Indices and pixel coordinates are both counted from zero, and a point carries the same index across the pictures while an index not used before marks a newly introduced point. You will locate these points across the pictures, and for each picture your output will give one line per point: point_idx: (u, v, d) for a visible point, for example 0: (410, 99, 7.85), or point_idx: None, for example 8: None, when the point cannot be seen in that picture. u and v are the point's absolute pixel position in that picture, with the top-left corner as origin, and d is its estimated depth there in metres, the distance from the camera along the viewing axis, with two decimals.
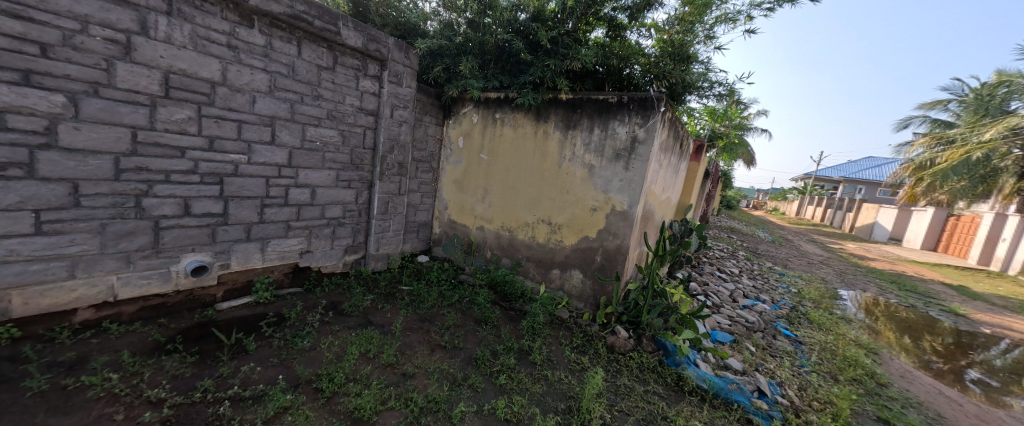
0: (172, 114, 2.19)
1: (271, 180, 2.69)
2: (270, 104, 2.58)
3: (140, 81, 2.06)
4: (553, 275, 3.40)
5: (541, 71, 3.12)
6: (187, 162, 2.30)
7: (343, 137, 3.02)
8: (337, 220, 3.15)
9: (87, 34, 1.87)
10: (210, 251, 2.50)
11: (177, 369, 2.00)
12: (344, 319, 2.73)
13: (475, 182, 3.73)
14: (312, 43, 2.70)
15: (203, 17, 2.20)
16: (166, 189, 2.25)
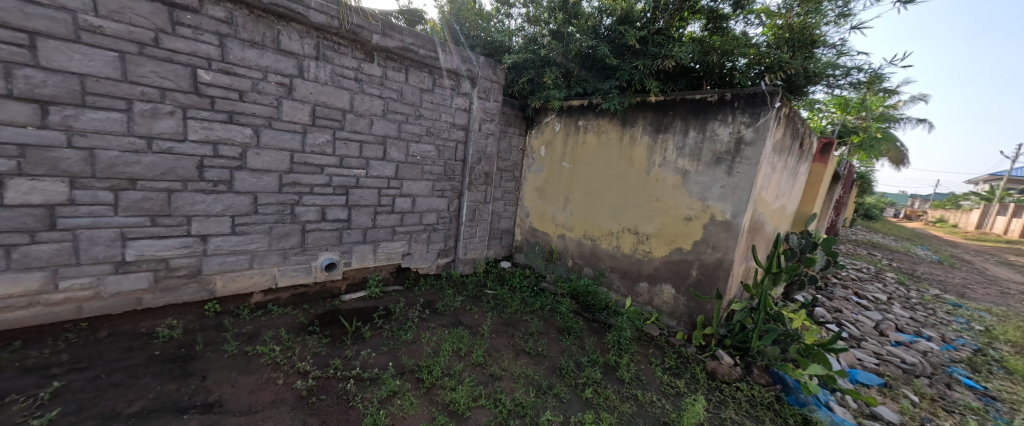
0: (317, 138, 2.70)
1: (382, 191, 3.10)
2: (383, 125, 2.99)
3: (298, 114, 2.59)
4: (641, 288, 3.19)
5: (629, 74, 3.01)
6: (325, 176, 2.80)
7: (439, 151, 3.34)
8: (432, 226, 3.48)
9: (267, 81, 2.44)
10: (338, 250, 2.99)
11: (317, 348, 2.42)
12: (438, 317, 2.98)
13: (555, 190, 3.76)
14: (417, 69, 3.06)
15: (339, 58, 2.69)
16: (311, 199, 2.78)
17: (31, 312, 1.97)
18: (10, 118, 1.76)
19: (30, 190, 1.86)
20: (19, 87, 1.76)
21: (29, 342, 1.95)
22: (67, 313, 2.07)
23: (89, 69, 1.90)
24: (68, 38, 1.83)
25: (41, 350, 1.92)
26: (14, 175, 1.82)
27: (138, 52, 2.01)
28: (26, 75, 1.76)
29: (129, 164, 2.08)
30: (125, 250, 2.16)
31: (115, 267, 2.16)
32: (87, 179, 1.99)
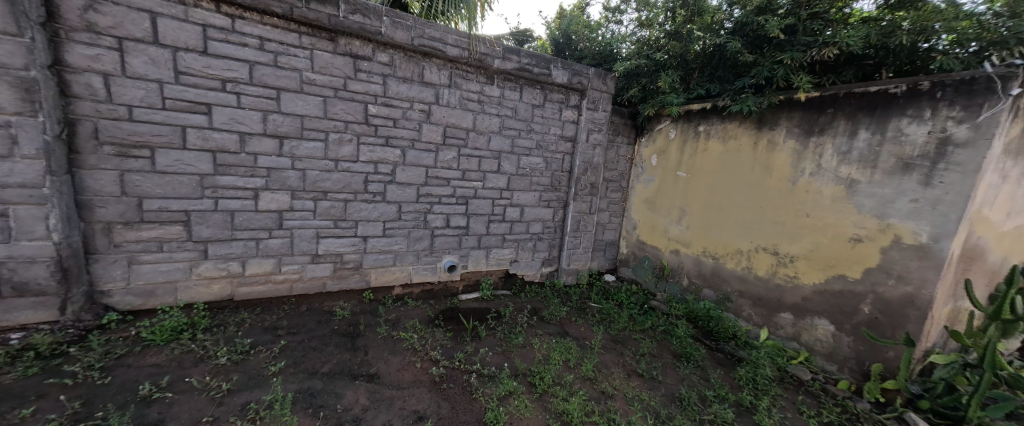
0: (446, 155, 3.09)
1: (495, 201, 3.35)
2: (499, 141, 3.24)
3: (433, 135, 3.02)
4: (783, 319, 2.71)
5: (769, 71, 2.61)
6: (450, 188, 3.16)
7: (547, 163, 3.46)
8: (538, 235, 3.61)
9: (413, 109, 2.91)
10: (458, 253, 3.31)
11: (444, 341, 2.74)
12: (545, 325, 3.06)
13: (668, 201, 3.52)
14: (531, 87, 3.25)
15: (467, 83, 3.03)
16: (440, 208, 3.16)
17: (266, 287, 2.70)
18: (263, 150, 2.49)
19: (271, 200, 2.58)
20: (269, 128, 2.49)
21: (263, 309, 2.71)
22: (283, 291, 2.77)
23: (307, 111, 2.58)
24: (296, 90, 2.51)
25: (271, 316, 2.64)
26: (263, 189, 2.54)
27: (334, 95, 2.64)
28: (274, 119, 2.49)
29: (324, 180, 2.72)
30: (318, 245, 2.79)
31: (312, 258, 2.80)
32: (300, 192, 2.66)
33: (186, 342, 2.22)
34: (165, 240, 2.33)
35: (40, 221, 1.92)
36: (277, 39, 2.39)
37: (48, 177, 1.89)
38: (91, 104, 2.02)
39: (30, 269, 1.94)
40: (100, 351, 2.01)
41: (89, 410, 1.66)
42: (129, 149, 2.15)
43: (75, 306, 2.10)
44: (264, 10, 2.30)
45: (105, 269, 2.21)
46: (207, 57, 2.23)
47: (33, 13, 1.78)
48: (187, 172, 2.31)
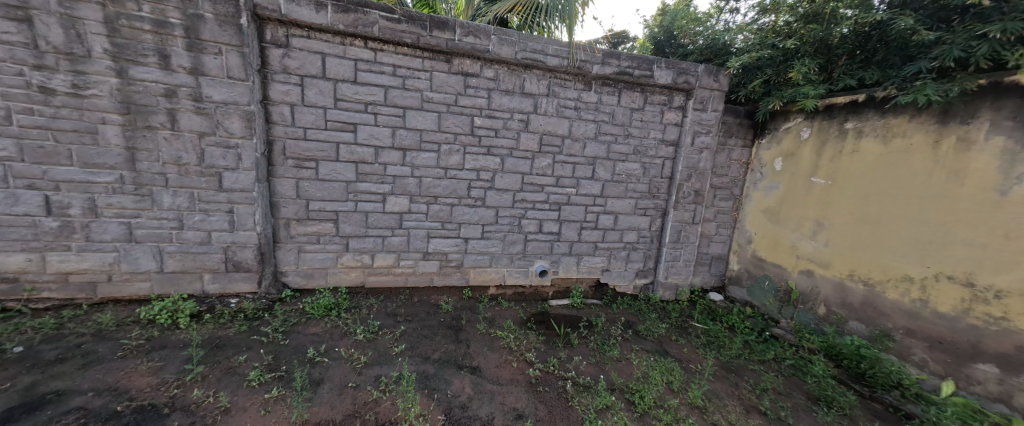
0: (541, 162, 3.16)
1: (588, 208, 3.30)
2: (594, 147, 3.19)
3: (530, 143, 3.11)
4: (983, 372, 2.03)
5: (961, 49, 2.02)
6: (544, 194, 3.22)
7: (644, 169, 3.28)
8: (632, 244, 3.45)
9: (512, 119, 3.05)
10: (549, 258, 3.36)
11: (537, 344, 2.79)
12: (641, 341, 2.88)
13: (795, 210, 3.04)
14: (630, 90, 3.13)
15: (564, 91, 3.06)
16: (533, 214, 3.25)
17: (389, 278, 3.04)
18: (391, 161, 2.88)
19: (395, 203, 2.94)
20: (396, 142, 2.87)
21: (386, 298, 3.05)
22: (401, 282, 3.09)
23: (424, 126, 2.91)
24: (417, 107, 2.86)
25: (392, 304, 2.99)
26: (390, 194, 2.92)
27: (446, 110, 2.93)
28: (400, 134, 2.87)
29: (436, 186, 3.02)
30: (429, 244, 3.08)
31: (424, 255, 3.10)
32: (417, 196, 2.99)
33: (334, 319, 2.68)
34: (321, 234, 2.78)
35: (250, 217, 2.52)
36: (406, 65, 2.77)
37: (257, 184, 2.49)
38: (282, 127, 2.56)
39: (242, 252, 2.57)
40: (280, 320, 2.55)
41: (277, 365, 2.19)
42: (303, 161, 2.64)
43: (267, 281, 2.69)
44: (398, 42, 2.68)
45: (283, 255, 2.73)
46: (356, 85, 2.69)
47: (254, 62, 2.37)
48: (337, 179, 2.74)
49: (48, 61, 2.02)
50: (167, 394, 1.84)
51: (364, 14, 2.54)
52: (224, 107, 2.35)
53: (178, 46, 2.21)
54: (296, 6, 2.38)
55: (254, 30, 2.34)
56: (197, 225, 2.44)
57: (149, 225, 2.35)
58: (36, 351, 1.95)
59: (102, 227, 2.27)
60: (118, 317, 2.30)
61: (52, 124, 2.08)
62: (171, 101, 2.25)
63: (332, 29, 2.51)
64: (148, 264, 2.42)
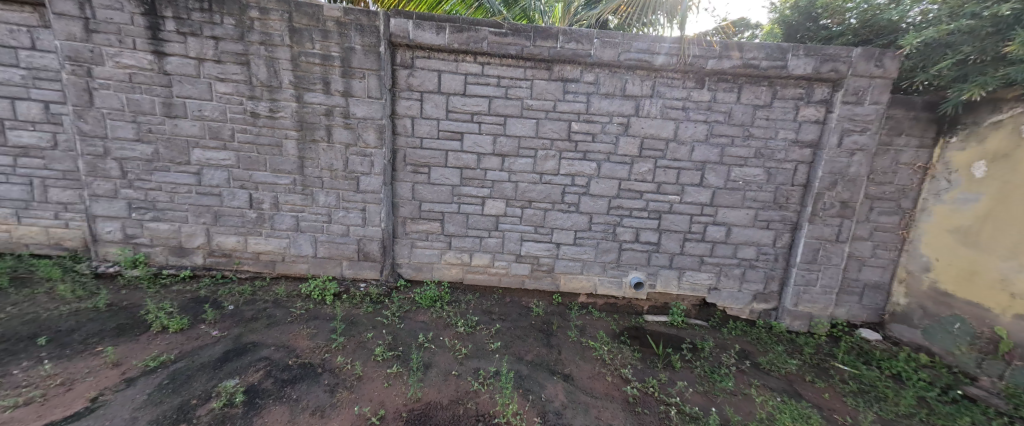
0: (640, 167, 2.97)
1: (695, 217, 2.99)
2: (705, 151, 2.87)
3: (630, 147, 2.95)
4: None
5: None
6: (643, 201, 3.02)
7: (769, 175, 2.83)
8: (749, 261, 3.01)
9: (611, 123, 2.93)
10: (645, 270, 3.15)
11: (633, 360, 2.61)
12: (762, 375, 2.46)
13: (1008, 230, 2.23)
14: (754, 85, 2.73)
15: (671, 91, 2.82)
16: (629, 221, 3.08)
17: (485, 276, 3.20)
18: (491, 166, 3.02)
19: (493, 207, 3.08)
20: (497, 148, 3.00)
21: (481, 295, 3.23)
22: (495, 282, 3.23)
23: (523, 132, 2.98)
24: (518, 115, 2.95)
25: (486, 302, 3.16)
26: (489, 197, 3.06)
27: (545, 117, 2.96)
28: (501, 141, 2.99)
29: (531, 190, 3.07)
30: (521, 247, 3.16)
31: (517, 257, 3.19)
32: (513, 200, 3.09)
33: (439, 310, 2.93)
34: (431, 232, 3.08)
35: (377, 214, 2.92)
36: (509, 76, 2.87)
37: (384, 186, 2.89)
38: (405, 138, 2.90)
39: (370, 244, 2.98)
40: (396, 306, 2.90)
41: (395, 344, 2.52)
42: (418, 167, 2.96)
43: (387, 271, 3.08)
44: (504, 54, 2.79)
45: (399, 249, 3.09)
46: (465, 97, 2.89)
47: (387, 83, 2.74)
48: (445, 183, 3.00)
49: (255, 93, 2.62)
50: (320, 353, 2.32)
51: (475, 31, 2.71)
52: (365, 122, 2.77)
53: (336, 74, 2.66)
54: (421, 31, 2.67)
55: (389, 55, 2.71)
56: (340, 220, 2.92)
57: (309, 219, 2.90)
58: (239, 310, 2.60)
59: (279, 219, 2.88)
60: (288, 291, 2.90)
61: (255, 140, 2.70)
62: (329, 118, 2.73)
63: (448, 48, 2.75)
64: (306, 250, 2.98)
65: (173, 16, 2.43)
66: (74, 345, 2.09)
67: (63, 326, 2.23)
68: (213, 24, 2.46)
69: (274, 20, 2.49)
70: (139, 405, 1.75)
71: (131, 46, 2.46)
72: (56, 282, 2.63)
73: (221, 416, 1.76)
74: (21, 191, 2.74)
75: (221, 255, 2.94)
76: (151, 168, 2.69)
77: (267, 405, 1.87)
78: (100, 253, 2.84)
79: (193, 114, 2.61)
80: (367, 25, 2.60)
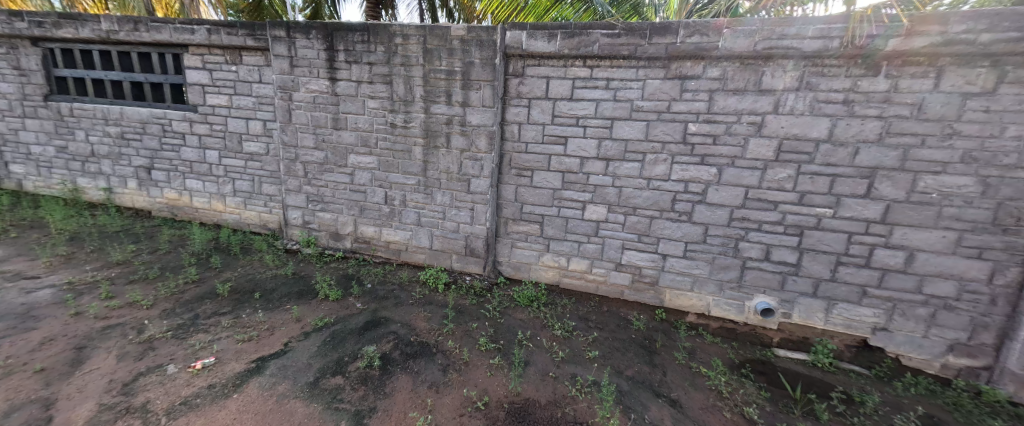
0: (777, 174, 2.52)
1: (855, 237, 2.42)
2: (875, 154, 2.28)
3: (763, 150, 2.53)
4: None
5: None
6: (778, 214, 2.57)
7: (987, 187, 2.09)
8: (944, 300, 2.31)
9: (740, 123, 2.56)
10: (777, 296, 2.69)
11: (758, 399, 2.20)
12: None
13: None
14: (964, 66, 2.04)
15: (827, 82, 2.31)
16: (757, 236, 2.66)
17: (581, 283, 3.17)
18: (595, 170, 2.94)
19: (594, 212, 3.01)
20: (601, 152, 2.90)
21: (576, 300, 3.19)
22: (592, 288, 3.16)
23: (631, 134, 2.81)
24: (626, 117, 2.80)
25: (582, 308, 3.10)
26: (590, 202, 3.00)
27: (657, 118, 2.74)
28: (606, 145, 2.88)
29: (636, 196, 2.89)
30: (622, 256, 3.02)
31: (616, 266, 3.06)
32: (616, 206, 2.95)
33: (536, 310, 3.01)
34: (530, 233, 3.18)
35: (484, 214, 3.15)
36: (619, 77, 2.74)
37: (491, 188, 3.09)
38: (512, 143, 3.04)
39: (476, 241, 3.24)
40: (497, 301, 3.07)
41: (496, 337, 2.67)
42: (522, 170, 3.07)
43: (489, 267, 3.30)
44: (615, 55, 2.68)
45: (501, 248, 3.28)
46: (572, 101, 2.87)
47: (500, 92, 2.92)
48: (546, 186, 3.05)
49: (395, 107, 3.10)
50: (435, 335, 2.62)
51: (587, 35, 2.68)
52: (478, 129, 3.01)
53: (457, 86, 2.96)
54: (533, 40, 2.78)
55: (503, 66, 2.89)
56: (452, 218, 3.26)
57: (428, 215, 3.31)
58: (374, 289, 3.11)
59: (406, 214, 3.36)
60: (409, 277, 3.35)
61: (392, 147, 3.20)
62: (449, 126, 3.06)
63: (558, 54, 2.78)
64: (424, 242, 3.40)
65: (344, 48, 3.05)
66: (274, 302, 2.81)
67: (269, 287, 3.02)
68: (370, 52, 3.01)
69: (413, 44, 2.92)
70: (312, 354, 2.29)
71: (316, 75, 3.18)
72: (264, 253, 3.58)
73: (363, 375, 2.16)
74: (248, 185, 3.81)
75: (363, 241, 3.56)
76: (323, 170, 3.44)
77: (395, 373, 2.20)
78: (288, 234, 3.76)
79: (351, 126, 3.23)
80: (486, 40, 2.82)
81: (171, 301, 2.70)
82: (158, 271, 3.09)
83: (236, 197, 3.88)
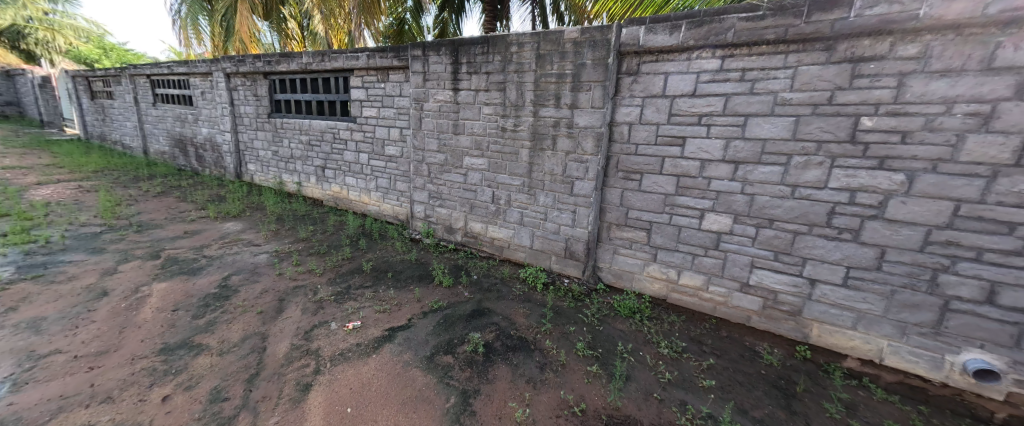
0: (1017, 184, 1.73)
1: None
2: None
3: (989, 151, 1.77)
4: None
5: None
6: (1013, 240, 1.78)
7: None
8: None
9: (950, 114, 1.83)
10: (1009, 356, 1.89)
11: None
12: None
13: None
14: None
15: None
16: (971, 269, 1.90)
17: (694, 300, 2.83)
18: (719, 175, 2.56)
19: (714, 221, 2.64)
20: (729, 154, 2.50)
21: (687, 319, 2.81)
22: (707, 308, 2.80)
23: (773, 134, 2.33)
24: (766, 113, 2.33)
25: (695, 329, 2.69)
26: (710, 210, 2.64)
27: (811, 113, 2.19)
28: (736, 146, 2.46)
29: (774, 207, 2.41)
30: (750, 275, 2.59)
31: (741, 286, 2.63)
32: (744, 217, 2.52)
33: (639, 323, 2.75)
34: (635, 240, 3.00)
35: (586, 217, 3.11)
36: (759, 66, 2.30)
37: (595, 191, 3.03)
38: (620, 145, 2.91)
39: (576, 244, 3.24)
40: (595, 308, 2.94)
41: (594, 344, 2.51)
42: (630, 173, 2.91)
43: (588, 272, 3.25)
44: (756, 41, 2.27)
45: (602, 253, 3.18)
46: (694, 98, 2.55)
47: (610, 91, 2.83)
48: (658, 191, 2.81)
49: (507, 111, 3.33)
50: (533, 332, 2.64)
51: (719, 21, 2.35)
52: (585, 130, 2.98)
53: (566, 89, 3.00)
54: (652, 35, 2.59)
55: (616, 65, 2.78)
56: (554, 219, 3.32)
57: (531, 215, 3.45)
58: (479, 280, 3.38)
59: (510, 213, 3.57)
60: (510, 273, 3.52)
61: (502, 150, 3.44)
62: (556, 129, 3.12)
63: (681, 47, 2.52)
64: (525, 241, 3.55)
65: (467, 61, 3.44)
66: (403, 281, 3.32)
67: (398, 268, 3.57)
68: (489, 62, 3.31)
69: (527, 51, 3.09)
70: (429, 332, 2.60)
71: (443, 87, 3.65)
72: (395, 239, 4.26)
73: (469, 358, 2.33)
74: (387, 182, 4.60)
75: (471, 236, 3.92)
76: (442, 170, 3.92)
77: (497, 362, 2.29)
78: (413, 225, 4.40)
79: (468, 131, 3.60)
80: (599, 40, 2.78)
81: (334, 271, 3.45)
82: (327, 247, 3.99)
83: (377, 191, 4.73)
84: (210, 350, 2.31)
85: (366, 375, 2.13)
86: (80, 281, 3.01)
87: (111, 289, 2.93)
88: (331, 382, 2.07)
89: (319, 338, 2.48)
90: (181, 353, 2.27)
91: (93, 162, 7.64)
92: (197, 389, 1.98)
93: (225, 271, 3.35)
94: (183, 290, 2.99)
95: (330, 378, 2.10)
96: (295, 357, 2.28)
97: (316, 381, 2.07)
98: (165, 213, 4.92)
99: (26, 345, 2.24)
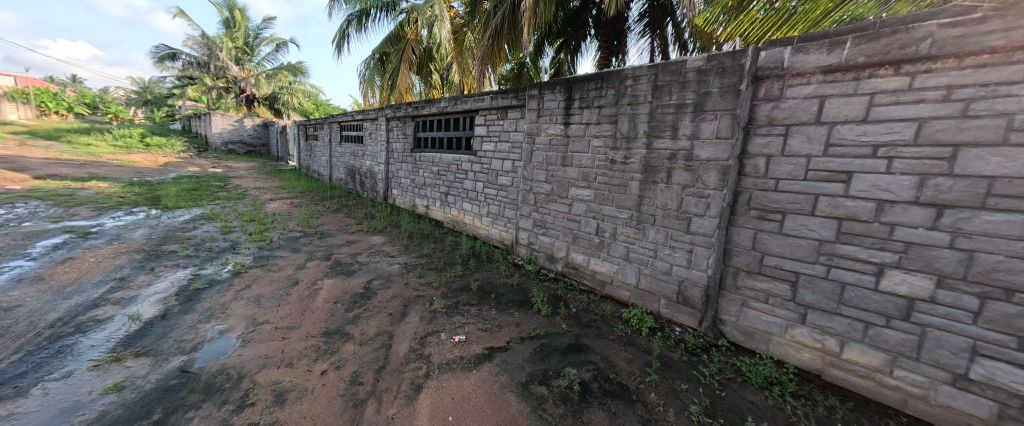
0: None
1: None
2: None
3: None
4: None
5: None
6: None
7: None
8: None
9: None
10: None
11: None
12: None
13: None
14: None
15: None
16: None
17: (867, 384, 2.16)
18: (908, 220, 1.95)
19: (902, 282, 1.99)
20: (926, 195, 1.89)
21: (857, 409, 2.08)
22: (892, 400, 2.08)
23: (1006, 171, 1.67)
24: (995, 142, 1.69)
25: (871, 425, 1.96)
26: (893, 267, 2.02)
27: None
28: (937, 184, 1.85)
29: (1014, 271, 1.68)
30: (972, 365, 1.82)
31: (953, 379, 1.88)
32: (955, 280, 1.83)
33: (778, 398, 2.17)
34: (773, 294, 2.51)
35: (705, 259, 2.77)
36: (978, 82, 1.72)
37: (718, 230, 2.68)
38: (754, 179, 2.53)
39: (692, 290, 2.89)
40: (715, 368, 2.46)
41: (714, 412, 2.07)
42: (767, 213, 2.48)
43: (707, 324, 2.84)
44: (971, 51, 1.71)
45: (726, 304, 2.76)
46: (865, 124, 2.06)
47: (742, 120, 2.53)
48: (808, 236, 2.31)
49: (617, 144, 3.33)
50: (635, 381, 2.35)
51: (908, 31, 1.87)
52: (708, 163, 2.73)
53: (687, 119, 2.85)
54: (802, 55, 2.24)
55: (750, 91, 2.49)
56: (665, 258, 3.07)
57: (638, 251, 3.27)
58: (578, 314, 3.29)
59: (615, 248, 3.45)
60: (611, 311, 3.32)
61: (610, 181, 3.42)
62: (672, 162, 2.96)
63: (845, 66, 2.09)
64: (631, 278, 3.37)
65: (580, 96, 3.61)
66: (505, 304, 3.49)
67: (501, 291, 3.78)
68: (602, 96, 3.41)
69: (643, 83, 3.09)
70: (525, 358, 2.62)
71: (555, 122, 3.89)
72: (500, 262, 4.56)
73: (563, 394, 2.23)
74: (497, 209, 5.04)
75: (573, 267, 3.92)
76: (548, 200, 4.08)
77: (592, 405, 2.13)
78: (517, 250, 4.65)
79: (576, 163, 3.71)
80: (730, 66, 2.56)
81: (448, 286, 3.88)
82: (443, 263, 4.54)
83: (488, 217, 5.22)
84: (354, 339, 2.84)
85: (467, 388, 2.27)
86: (285, 271, 4.16)
87: (301, 279, 3.95)
88: (438, 388, 2.28)
89: (431, 345, 2.78)
90: (336, 337, 2.85)
91: (301, 185, 10.65)
92: (344, 370, 2.44)
93: (370, 275, 4.14)
94: (342, 287, 3.80)
95: (437, 384, 2.32)
96: (411, 359, 2.59)
97: (426, 384, 2.31)
98: (337, 225, 6.44)
99: (251, 314, 3.17)
